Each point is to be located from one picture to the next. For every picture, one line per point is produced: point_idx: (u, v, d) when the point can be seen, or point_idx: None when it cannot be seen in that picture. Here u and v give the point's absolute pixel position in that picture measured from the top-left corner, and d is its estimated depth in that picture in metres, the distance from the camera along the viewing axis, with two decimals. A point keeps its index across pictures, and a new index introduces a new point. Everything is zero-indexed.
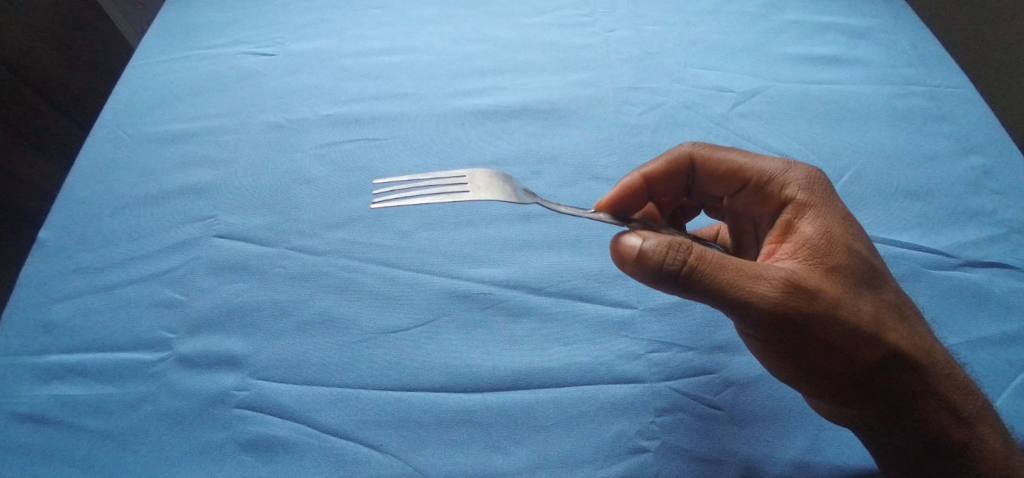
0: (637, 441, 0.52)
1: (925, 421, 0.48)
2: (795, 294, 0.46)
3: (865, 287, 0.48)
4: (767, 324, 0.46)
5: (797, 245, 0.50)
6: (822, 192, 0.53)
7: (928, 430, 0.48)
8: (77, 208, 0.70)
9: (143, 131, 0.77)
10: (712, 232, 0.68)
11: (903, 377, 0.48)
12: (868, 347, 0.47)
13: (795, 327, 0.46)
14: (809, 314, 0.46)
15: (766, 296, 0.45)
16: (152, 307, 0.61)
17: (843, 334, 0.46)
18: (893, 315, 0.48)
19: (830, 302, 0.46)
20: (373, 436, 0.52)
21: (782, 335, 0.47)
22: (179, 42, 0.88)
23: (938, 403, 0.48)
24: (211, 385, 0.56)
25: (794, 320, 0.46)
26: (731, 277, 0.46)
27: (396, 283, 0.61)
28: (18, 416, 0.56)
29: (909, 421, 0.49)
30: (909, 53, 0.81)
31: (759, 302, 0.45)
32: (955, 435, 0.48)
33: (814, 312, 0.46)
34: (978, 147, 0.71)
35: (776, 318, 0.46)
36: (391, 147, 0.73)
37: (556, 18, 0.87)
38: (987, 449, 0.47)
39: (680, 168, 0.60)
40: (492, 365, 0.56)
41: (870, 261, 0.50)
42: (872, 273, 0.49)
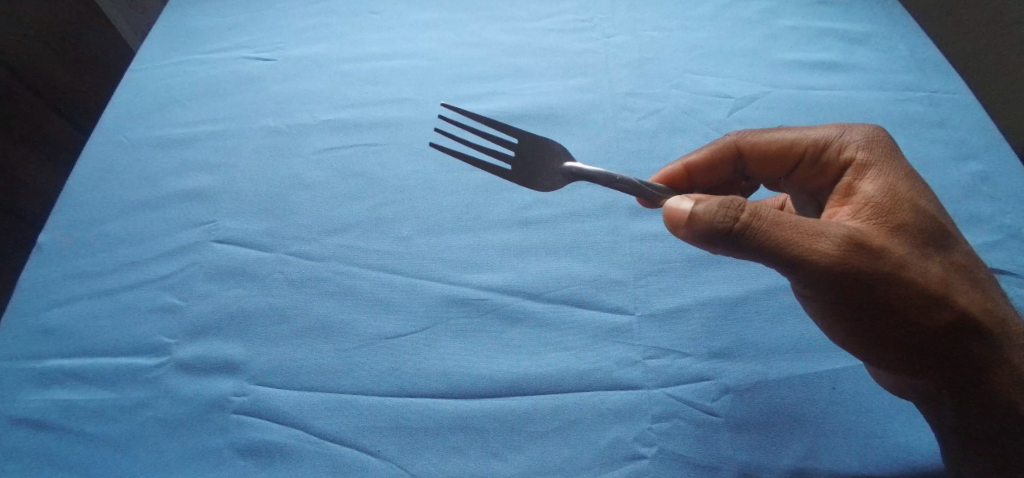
0: (634, 447, 0.52)
1: (990, 386, 0.48)
2: (857, 251, 0.45)
3: (932, 246, 0.48)
4: (828, 283, 0.46)
5: (860, 205, 0.50)
6: (884, 154, 0.53)
7: (993, 395, 0.48)
8: (77, 213, 0.70)
9: (143, 135, 0.77)
10: (777, 202, 0.67)
11: (971, 341, 0.47)
12: (935, 307, 0.46)
13: (858, 284, 0.46)
14: (873, 272, 0.46)
15: (828, 253, 0.45)
16: (151, 312, 0.61)
17: (910, 293, 0.46)
18: (961, 274, 0.48)
19: (895, 260, 0.46)
20: (370, 441, 0.53)
21: (843, 295, 0.47)
22: (179, 47, 0.88)
23: (1003, 366, 0.48)
24: (210, 389, 0.56)
25: (857, 277, 0.46)
26: (791, 235, 0.46)
27: (394, 289, 0.61)
28: (17, 420, 0.56)
29: (975, 385, 0.48)
30: (907, 59, 0.82)
31: (820, 259, 0.45)
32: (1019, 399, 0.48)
33: (878, 269, 0.46)
34: (976, 153, 0.71)
35: (840, 275, 0.46)
36: (390, 152, 0.74)
37: (554, 23, 0.87)
38: None
39: (726, 156, 0.61)
40: (489, 370, 0.56)
41: (939, 220, 0.49)
42: (939, 232, 0.49)
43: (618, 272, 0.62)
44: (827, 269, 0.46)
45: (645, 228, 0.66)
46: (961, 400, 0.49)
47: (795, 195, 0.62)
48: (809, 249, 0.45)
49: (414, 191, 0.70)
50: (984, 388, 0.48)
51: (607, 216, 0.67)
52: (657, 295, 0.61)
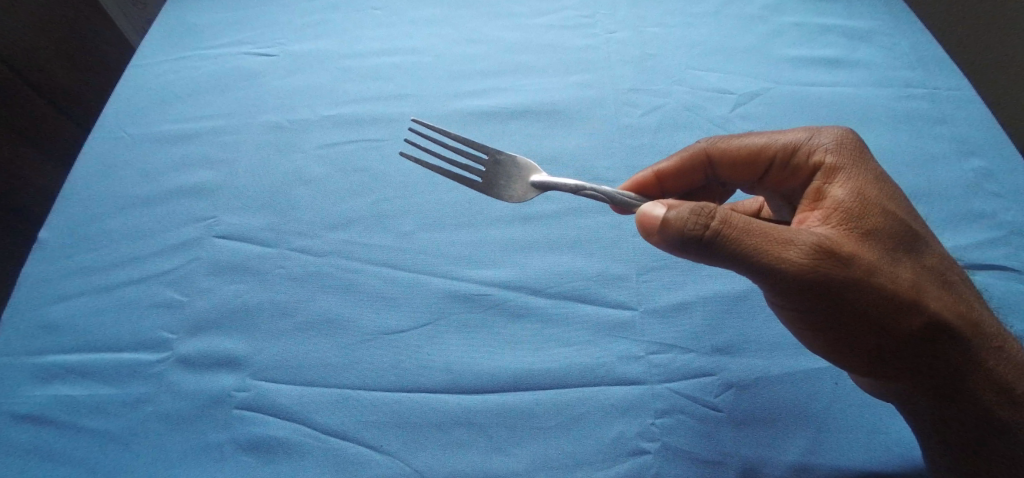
0: (637, 443, 0.52)
1: (971, 396, 0.47)
2: (826, 258, 0.45)
3: (904, 251, 0.48)
4: (799, 291, 0.46)
5: (831, 209, 0.50)
6: (853, 157, 0.53)
7: (973, 404, 0.47)
8: (77, 208, 0.70)
9: (145, 131, 0.77)
10: (756, 205, 0.67)
11: (947, 348, 0.46)
12: (909, 314, 0.46)
13: (829, 292, 0.46)
14: (844, 278, 0.45)
15: (797, 260, 0.45)
16: (153, 308, 0.61)
17: (882, 300, 0.45)
18: (934, 279, 0.47)
19: (865, 266, 0.46)
20: (373, 436, 0.52)
21: (815, 303, 0.47)
22: (180, 43, 0.88)
23: (983, 371, 0.46)
24: (211, 385, 0.56)
25: (827, 284, 0.45)
26: (759, 242, 0.46)
27: (396, 284, 0.61)
28: (18, 416, 0.56)
29: (955, 393, 0.47)
30: (910, 56, 0.82)
31: (789, 267, 0.45)
32: (1002, 408, 0.46)
33: (848, 276, 0.45)
34: (978, 150, 0.71)
35: (809, 283, 0.45)
36: (391, 147, 0.73)
37: (556, 20, 0.87)
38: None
39: (698, 163, 0.61)
40: (492, 366, 0.56)
41: (909, 223, 0.49)
42: (911, 237, 0.48)
43: (621, 268, 0.62)
44: (797, 277, 0.45)
45: None
46: (942, 409, 0.48)
47: (770, 199, 0.62)
48: (778, 256, 0.45)
49: (415, 186, 0.70)
50: (965, 397, 0.47)
51: (609, 212, 0.67)
52: (660, 290, 0.61)
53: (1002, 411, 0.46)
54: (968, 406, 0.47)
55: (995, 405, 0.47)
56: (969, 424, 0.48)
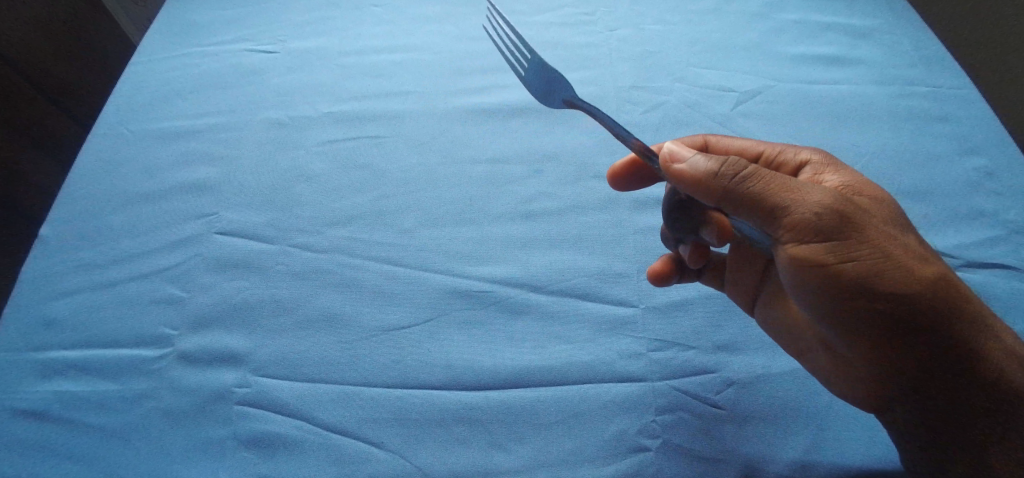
0: (638, 440, 0.52)
1: (975, 374, 0.47)
2: (844, 203, 0.47)
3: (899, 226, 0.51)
4: (821, 234, 0.47)
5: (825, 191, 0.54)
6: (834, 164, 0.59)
7: (979, 384, 0.47)
8: (78, 205, 0.70)
9: (145, 128, 0.77)
10: None
11: (955, 314, 0.47)
12: (921, 268, 0.47)
13: (850, 237, 0.47)
14: (860, 225, 0.47)
15: (818, 202, 0.47)
16: (153, 304, 0.61)
17: (895, 251, 0.47)
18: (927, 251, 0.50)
19: (874, 222, 0.49)
20: (373, 432, 0.52)
21: (836, 254, 0.47)
22: (180, 40, 0.88)
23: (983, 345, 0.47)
24: (212, 381, 0.56)
25: (848, 227, 0.47)
26: (782, 183, 0.48)
27: (397, 280, 0.61)
28: (19, 412, 0.56)
29: (961, 372, 0.47)
30: (911, 54, 0.81)
31: (812, 206, 0.47)
32: (1006, 388, 0.47)
33: (863, 222, 0.47)
34: (980, 148, 0.71)
35: (831, 225, 0.47)
36: (391, 144, 0.73)
37: (556, 17, 0.87)
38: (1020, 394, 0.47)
39: None
40: (493, 362, 0.56)
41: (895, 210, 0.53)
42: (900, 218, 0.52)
43: (622, 265, 0.62)
44: (820, 216, 0.47)
45: (647, 222, 0.66)
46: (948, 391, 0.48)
47: None
48: (801, 196, 0.47)
49: (416, 183, 0.70)
50: (971, 376, 0.47)
51: (610, 210, 0.67)
52: (661, 288, 0.61)
53: (1005, 392, 0.47)
54: (974, 387, 0.47)
55: (998, 384, 0.47)
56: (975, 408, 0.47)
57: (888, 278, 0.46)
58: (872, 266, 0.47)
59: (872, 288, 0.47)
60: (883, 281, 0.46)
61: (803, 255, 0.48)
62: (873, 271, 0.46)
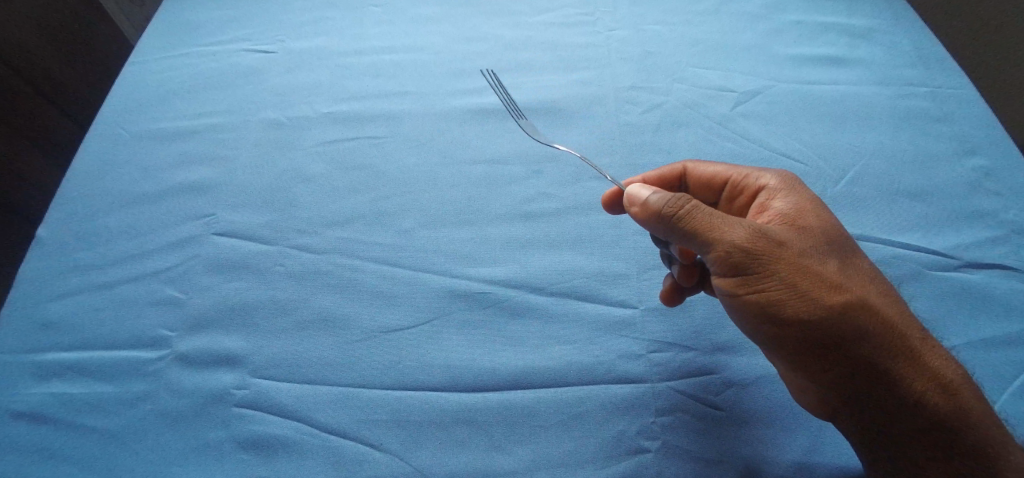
0: (637, 441, 0.52)
1: (905, 393, 0.48)
2: (760, 234, 0.51)
3: (836, 252, 0.53)
4: (735, 265, 0.50)
5: (773, 220, 0.56)
6: (793, 183, 0.59)
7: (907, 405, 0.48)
8: (76, 205, 0.70)
9: (143, 129, 0.77)
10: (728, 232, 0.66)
11: (870, 337, 0.49)
12: (832, 294, 0.49)
13: (761, 267, 0.50)
14: (775, 253, 0.50)
15: (736, 234, 0.50)
16: (151, 306, 0.61)
17: (807, 278, 0.50)
18: (859, 272, 0.52)
19: (793, 252, 0.51)
20: (372, 435, 0.52)
21: (749, 281, 0.50)
22: (177, 40, 0.88)
23: (908, 364, 0.49)
24: (210, 383, 0.56)
25: (760, 257, 0.50)
26: (708, 220, 0.51)
27: (395, 282, 0.61)
28: (16, 414, 0.55)
29: (888, 397, 0.48)
30: (910, 54, 0.81)
31: (730, 240, 0.50)
32: (934, 409, 0.47)
33: (777, 251, 0.50)
34: (978, 149, 0.71)
35: (746, 259, 0.50)
36: (390, 145, 0.73)
37: (556, 18, 0.87)
38: (946, 413, 0.47)
39: (671, 181, 0.65)
40: (493, 364, 0.56)
41: (842, 231, 0.55)
42: (841, 241, 0.54)
43: (621, 266, 0.62)
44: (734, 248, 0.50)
45: None
46: (883, 412, 0.49)
47: None
48: (722, 231, 0.51)
49: (415, 184, 0.69)
50: (897, 399, 0.48)
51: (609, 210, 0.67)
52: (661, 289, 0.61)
53: (933, 414, 0.47)
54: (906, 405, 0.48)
55: (931, 402, 0.48)
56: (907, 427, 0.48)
57: (796, 304, 0.49)
58: (783, 291, 0.49)
59: (783, 315, 0.50)
60: (791, 307, 0.49)
61: (724, 284, 0.52)
62: (782, 301, 0.49)
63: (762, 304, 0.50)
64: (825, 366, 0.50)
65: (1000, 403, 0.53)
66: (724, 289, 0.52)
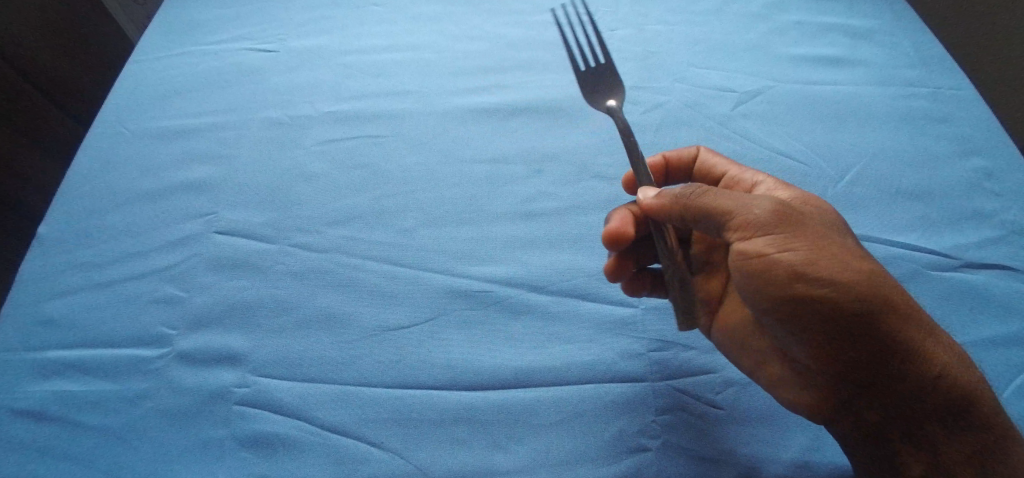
0: (638, 440, 0.52)
1: (932, 367, 0.47)
2: (784, 206, 0.51)
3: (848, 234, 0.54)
4: (760, 232, 0.50)
5: None
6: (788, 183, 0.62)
7: (932, 378, 0.47)
8: (77, 204, 0.70)
9: (144, 127, 0.77)
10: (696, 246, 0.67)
11: (900, 306, 0.48)
12: (859, 262, 0.49)
13: (790, 232, 0.50)
14: (799, 223, 0.51)
15: (758, 205, 0.51)
16: (152, 304, 0.61)
17: (835, 246, 0.50)
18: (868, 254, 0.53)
19: (816, 224, 0.51)
20: (373, 433, 0.52)
21: (776, 246, 0.50)
22: (179, 38, 0.88)
23: (930, 337, 0.48)
24: (211, 381, 0.56)
25: (788, 223, 0.50)
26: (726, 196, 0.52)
27: (396, 281, 0.61)
28: (17, 411, 0.55)
29: (911, 370, 0.48)
30: (911, 55, 0.82)
31: (752, 210, 0.51)
32: (955, 382, 0.47)
33: (801, 221, 0.51)
34: (979, 149, 0.71)
35: (772, 224, 0.50)
36: (391, 144, 0.73)
37: (557, 17, 0.87)
38: (968, 387, 0.47)
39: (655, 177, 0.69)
40: (493, 362, 0.56)
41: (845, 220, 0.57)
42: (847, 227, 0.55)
43: None
44: (762, 212, 0.51)
45: None
46: (903, 387, 0.48)
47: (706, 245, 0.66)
48: (743, 202, 0.51)
49: (416, 183, 0.69)
50: (922, 373, 0.47)
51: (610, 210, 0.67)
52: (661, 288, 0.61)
53: (955, 386, 0.47)
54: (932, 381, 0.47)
55: (952, 376, 0.47)
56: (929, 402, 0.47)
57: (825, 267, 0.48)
58: (812, 252, 0.49)
59: (813, 277, 0.48)
60: (823, 267, 0.48)
61: (749, 250, 0.51)
62: (813, 262, 0.48)
63: (791, 266, 0.49)
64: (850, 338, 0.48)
65: (1000, 404, 0.53)
66: (747, 255, 0.51)
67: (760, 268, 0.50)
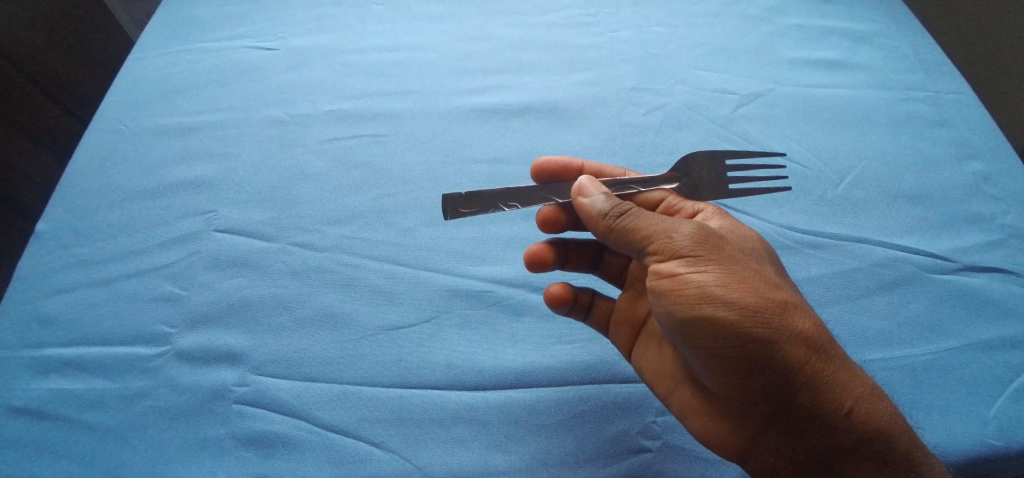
0: (639, 440, 0.52)
1: (841, 399, 0.46)
2: (704, 230, 0.50)
3: (771, 264, 0.52)
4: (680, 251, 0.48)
5: None
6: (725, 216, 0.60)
7: (840, 413, 0.46)
8: (76, 201, 0.70)
9: (144, 124, 0.77)
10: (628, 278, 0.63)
11: (814, 338, 0.47)
12: (769, 291, 0.48)
13: (702, 258, 0.48)
14: (713, 248, 0.49)
15: (682, 227, 0.49)
16: (151, 301, 0.61)
17: (746, 274, 0.48)
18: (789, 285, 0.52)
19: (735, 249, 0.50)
20: (372, 432, 0.52)
21: (687, 271, 0.48)
22: (179, 36, 0.87)
23: (844, 376, 0.46)
24: (210, 379, 0.55)
25: (702, 248, 0.48)
26: (651, 217, 0.50)
27: (397, 280, 0.61)
28: (14, 410, 0.55)
29: (821, 403, 0.46)
30: (910, 59, 0.82)
31: (676, 230, 0.49)
32: (867, 419, 0.46)
33: (721, 243, 0.49)
34: (977, 153, 0.71)
35: (691, 245, 0.48)
36: (392, 143, 0.73)
37: (559, 18, 0.87)
38: (878, 429, 0.45)
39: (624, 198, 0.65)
40: (493, 362, 0.56)
41: (768, 248, 0.55)
42: (770, 255, 0.54)
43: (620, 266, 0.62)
44: (680, 237, 0.49)
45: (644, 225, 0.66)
46: (806, 419, 0.47)
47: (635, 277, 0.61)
48: (666, 223, 0.50)
49: (417, 182, 0.69)
50: (832, 404, 0.46)
51: None
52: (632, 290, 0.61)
53: (867, 424, 0.45)
54: (840, 414, 0.46)
55: (864, 412, 0.46)
56: (842, 436, 0.46)
57: (730, 296, 0.46)
58: (721, 279, 0.47)
59: (723, 304, 0.46)
60: (731, 298, 0.46)
61: (662, 272, 0.49)
62: (722, 289, 0.46)
63: (699, 295, 0.47)
64: (754, 367, 0.47)
65: (999, 405, 0.53)
66: (660, 276, 0.49)
67: (670, 290, 0.48)
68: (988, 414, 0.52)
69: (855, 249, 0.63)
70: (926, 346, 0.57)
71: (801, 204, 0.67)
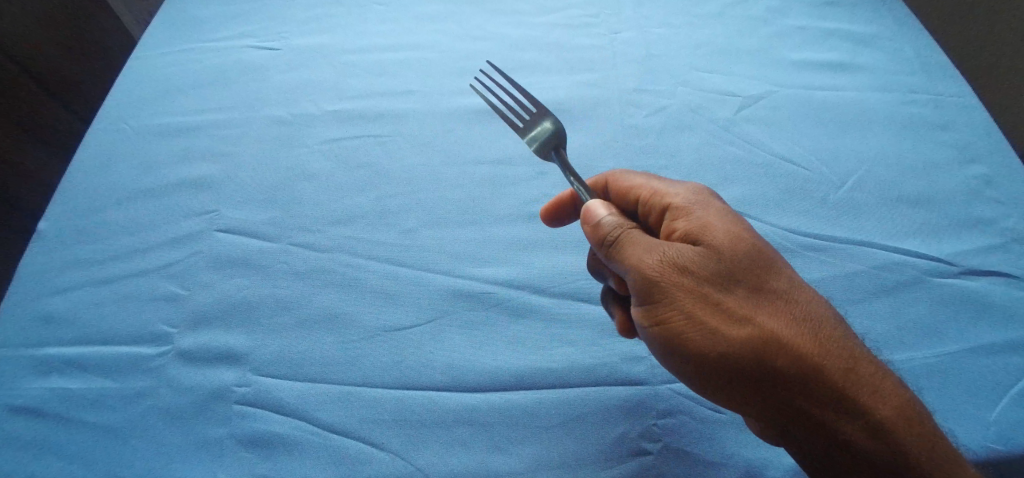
0: (639, 443, 0.52)
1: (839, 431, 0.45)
2: (671, 265, 0.48)
3: (757, 281, 0.48)
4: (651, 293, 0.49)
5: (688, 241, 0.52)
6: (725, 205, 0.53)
7: (841, 443, 0.46)
8: (78, 200, 0.70)
9: (146, 124, 0.77)
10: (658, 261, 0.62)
11: (799, 374, 0.45)
12: (744, 330, 0.46)
13: (666, 302, 0.48)
14: (682, 287, 0.48)
15: (648, 265, 0.49)
16: (153, 301, 0.61)
17: (716, 314, 0.47)
18: (783, 304, 0.48)
19: (708, 281, 0.48)
20: (373, 434, 0.52)
21: (668, 297, 0.48)
22: (182, 35, 0.87)
23: (837, 409, 0.45)
24: (210, 380, 0.56)
25: (666, 291, 0.48)
26: (624, 254, 0.50)
27: (398, 281, 0.61)
28: (15, 409, 0.55)
29: (820, 433, 0.46)
30: (912, 61, 0.82)
31: (643, 270, 0.49)
32: (870, 450, 0.45)
33: (691, 277, 0.48)
34: (979, 156, 0.71)
35: (657, 287, 0.48)
36: (393, 144, 0.73)
37: (561, 19, 0.87)
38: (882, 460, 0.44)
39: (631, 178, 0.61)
40: (494, 364, 0.56)
41: (765, 251, 0.50)
42: (762, 264, 0.49)
43: None
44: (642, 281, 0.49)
45: None
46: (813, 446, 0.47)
47: None
48: (635, 263, 0.49)
49: (419, 183, 0.69)
50: (832, 435, 0.46)
51: None
52: None
53: (870, 454, 0.45)
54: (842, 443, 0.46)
55: (867, 442, 0.45)
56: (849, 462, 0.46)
57: (696, 343, 0.47)
58: (689, 323, 0.47)
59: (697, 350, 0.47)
60: (702, 343, 0.47)
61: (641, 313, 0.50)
62: (691, 334, 0.47)
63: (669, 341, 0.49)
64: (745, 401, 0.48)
65: (1000, 410, 0.53)
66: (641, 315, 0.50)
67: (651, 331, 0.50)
68: (989, 419, 0.52)
69: (857, 253, 0.63)
70: (926, 350, 0.57)
71: (803, 207, 0.67)
